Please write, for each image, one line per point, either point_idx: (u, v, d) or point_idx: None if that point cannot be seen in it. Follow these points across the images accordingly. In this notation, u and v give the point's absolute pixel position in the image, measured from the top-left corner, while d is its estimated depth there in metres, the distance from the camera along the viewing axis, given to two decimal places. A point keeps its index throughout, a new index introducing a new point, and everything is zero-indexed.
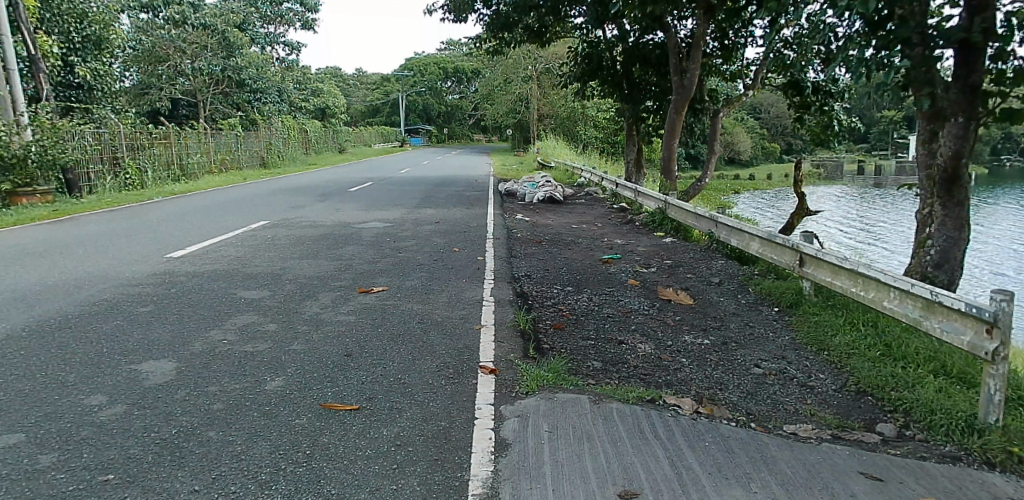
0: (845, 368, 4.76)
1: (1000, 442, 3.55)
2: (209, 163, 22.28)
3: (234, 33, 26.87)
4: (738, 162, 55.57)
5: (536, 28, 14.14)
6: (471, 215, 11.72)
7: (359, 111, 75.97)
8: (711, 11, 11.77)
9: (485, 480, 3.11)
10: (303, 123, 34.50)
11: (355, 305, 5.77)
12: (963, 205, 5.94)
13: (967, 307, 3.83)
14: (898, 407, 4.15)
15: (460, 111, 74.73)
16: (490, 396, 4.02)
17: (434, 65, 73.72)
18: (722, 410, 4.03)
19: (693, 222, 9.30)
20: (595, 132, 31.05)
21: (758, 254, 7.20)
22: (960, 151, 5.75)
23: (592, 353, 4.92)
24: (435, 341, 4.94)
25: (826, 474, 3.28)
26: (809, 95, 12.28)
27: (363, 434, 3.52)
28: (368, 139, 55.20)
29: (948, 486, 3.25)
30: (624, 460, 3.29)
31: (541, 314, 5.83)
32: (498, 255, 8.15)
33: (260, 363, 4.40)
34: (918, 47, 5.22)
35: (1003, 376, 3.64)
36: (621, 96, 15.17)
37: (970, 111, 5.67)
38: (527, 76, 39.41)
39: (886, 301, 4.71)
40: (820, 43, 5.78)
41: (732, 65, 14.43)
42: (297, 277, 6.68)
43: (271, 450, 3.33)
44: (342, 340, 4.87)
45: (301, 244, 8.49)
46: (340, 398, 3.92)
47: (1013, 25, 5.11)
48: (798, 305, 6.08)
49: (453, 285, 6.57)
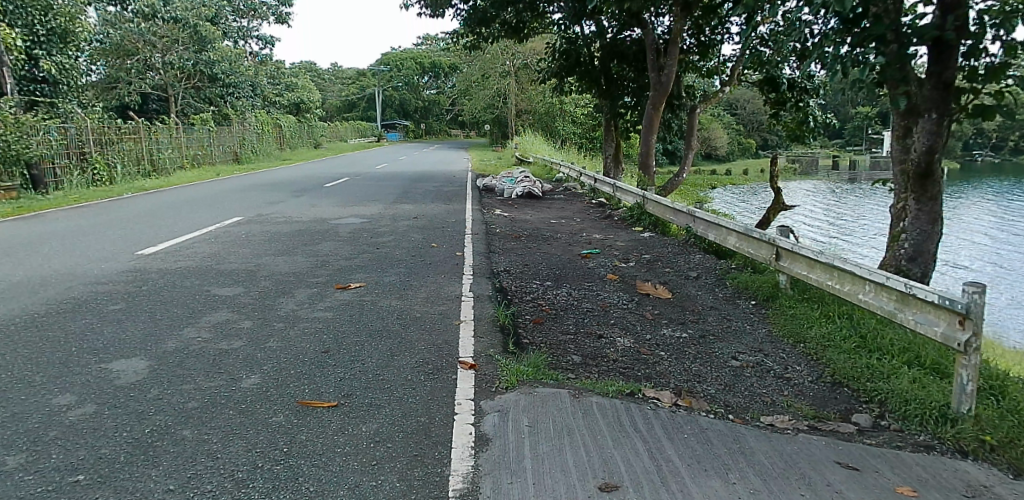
0: (820, 360, 4.81)
1: (973, 431, 3.63)
2: (180, 158, 21.92)
3: (205, 27, 26.37)
4: (715, 158, 56.05)
5: (514, 23, 14.12)
6: (449, 211, 11.64)
7: (335, 106, 75.37)
8: (688, 8, 11.74)
9: (465, 475, 3.09)
10: (278, 118, 34.05)
11: (332, 301, 5.70)
12: (936, 199, 6.08)
13: (940, 299, 3.88)
14: (873, 398, 4.20)
15: (437, 106, 74.35)
16: (470, 391, 4.00)
17: (411, 60, 73.35)
18: (700, 403, 4.06)
19: (671, 217, 9.35)
20: (573, 128, 31.34)
21: (735, 249, 7.25)
22: (933, 147, 5.87)
23: (572, 346, 4.93)
24: (414, 336, 4.90)
25: (804, 465, 3.30)
26: (785, 91, 12.33)
27: (342, 431, 3.48)
28: (344, 135, 54.60)
29: (922, 474, 3.30)
30: (604, 453, 3.29)
31: (521, 309, 5.82)
32: (476, 250, 8.10)
33: (236, 361, 4.33)
34: (893, 44, 5.29)
35: (974, 367, 3.71)
36: (599, 92, 15.24)
37: (943, 107, 5.78)
38: (505, 71, 39.32)
39: (861, 294, 4.77)
40: (796, 40, 5.81)
41: (709, 62, 14.53)
42: (272, 274, 6.60)
43: (247, 449, 3.27)
44: (317, 337, 4.79)
45: (276, 240, 8.39)
46: (317, 395, 3.87)
47: (984, 23, 5.22)
48: (774, 297, 6.13)
49: (431, 281, 6.52)
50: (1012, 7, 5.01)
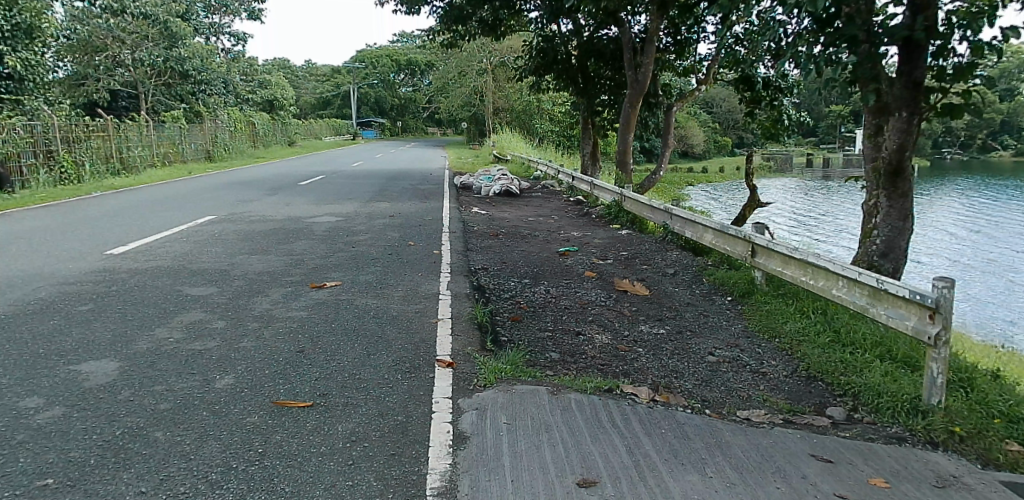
0: (796, 354, 4.87)
1: (942, 422, 3.70)
2: (151, 156, 21.57)
3: (177, 23, 25.80)
4: (692, 156, 56.50)
5: (490, 21, 14.08)
6: (425, 209, 11.59)
7: (310, 103, 74.63)
8: (664, 7, 11.80)
9: (443, 473, 3.07)
10: (251, 116, 33.60)
11: (307, 300, 5.65)
12: (907, 196, 6.19)
13: (910, 294, 3.95)
14: (846, 391, 4.26)
15: (413, 104, 74.10)
16: (447, 390, 3.98)
17: (387, 57, 72.98)
18: (678, 398, 4.08)
19: (648, 215, 9.39)
20: (550, 126, 31.39)
21: (712, 246, 7.31)
22: (903, 144, 5.98)
23: (550, 343, 4.94)
24: (391, 335, 4.87)
25: (779, 458, 3.33)
26: (760, 90, 12.42)
27: (318, 431, 3.44)
28: (319, 132, 54.11)
29: (894, 466, 3.35)
30: (582, 449, 3.29)
31: (499, 307, 5.80)
32: (454, 248, 8.07)
33: (209, 362, 4.25)
34: (864, 44, 5.36)
35: (944, 359, 3.78)
36: (577, 90, 15.29)
37: (913, 106, 5.88)
38: (482, 69, 39.23)
39: (834, 289, 4.83)
40: (770, 39, 5.85)
41: (685, 61, 14.64)
42: (246, 273, 6.51)
43: (221, 449, 3.22)
44: (293, 337, 4.74)
45: (250, 238, 8.28)
46: (292, 395, 3.82)
47: (953, 24, 5.32)
48: (750, 294, 6.20)
49: (409, 279, 6.49)
50: (979, 7, 5.12)
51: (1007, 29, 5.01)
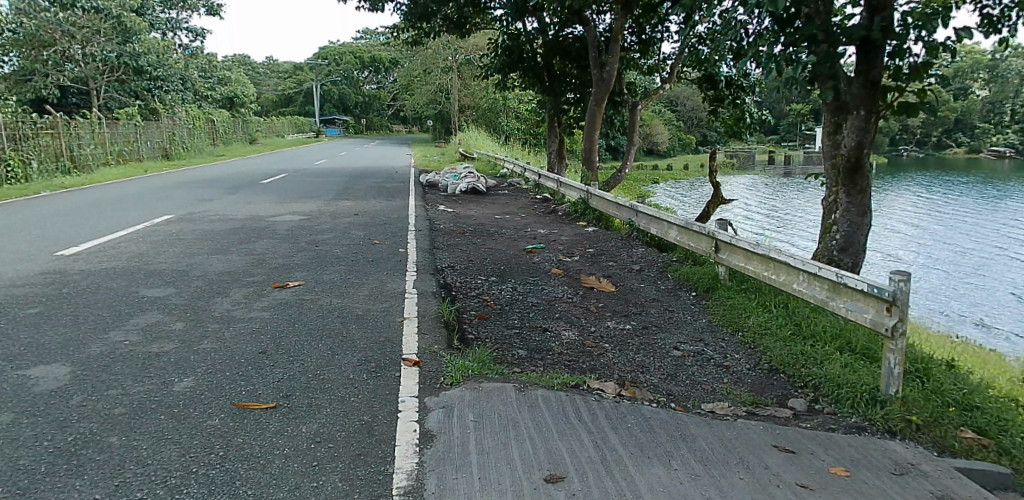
0: (758, 348, 4.95)
1: (900, 412, 3.81)
2: (104, 154, 21.01)
3: (130, 18, 25.32)
4: (657, 153, 57.08)
5: (455, 19, 14.05)
6: (391, 208, 11.49)
7: (271, 100, 73.28)
8: (628, 7, 11.94)
9: (410, 472, 3.04)
10: (209, 113, 32.92)
11: (269, 300, 5.55)
12: (865, 192, 6.34)
13: (869, 287, 4.04)
14: (807, 382, 4.34)
15: (378, 101, 73.62)
16: (414, 389, 3.94)
17: (350, 55, 72.39)
18: (643, 392, 4.11)
19: (614, 212, 9.46)
20: (516, 124, 31.49)
21: (677, 242, 7.39)
22: (862, 142, 6.12)
23: (517, 341, 4.93)
24: (357, 335, 4.81)
25: (742, 449, 3.38)
26: (723, 88, 12.61)
27: (281, 433, 3.37)
28: (281, 130, 53.37)
29: (854, 455, 3.42)
30: (549, 445, 3.29)
31: (465, 305, 5.78)
32: (420, 247, 8.02)
33: (166, 364, 4.15)
34: (823, 44, 5.47)
35: (901, 351, 3.88)
36: (542, 88, 15.31)
37: (871, 104, 6.02)
38: (447, 67, 39.03)
39: (795, 283, 4.92)
40: (732, 39, 5.92)
41: (650, 60, 14.76)
42: (206, 273, 6.37)
43: (180, 453, 3.14)
44: (254, 337, 4.65)
45: (210, 238, 8.11)
46: (254, 397, 3.75)
47: (909, 25, 5.47)
48: (713, 289, 6.28)
49: (374, 278, 6.42)
50: (933, 8, 5.27)
51: (960, 30, 5.16)
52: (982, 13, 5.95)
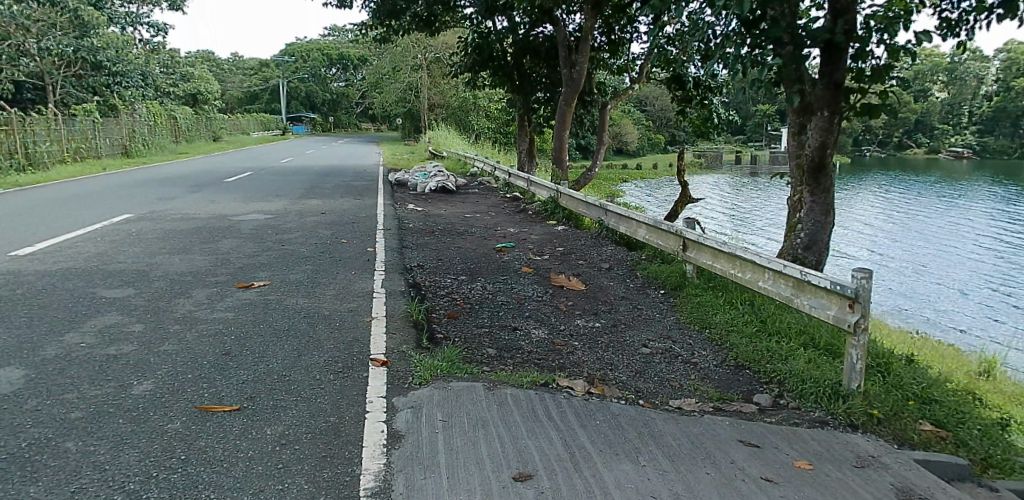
0: (724, 344, 5.01)
1: (861, 406, 3.89)
2: (60, 152, 20.47)
3: (87, 11, 24.54)
4: (626, 152, 57.49)
5: (425, 16, 13.97)
6: (359, 206, 11.38)
7: (235, 97, 71.96)
8: (597, 7, 12.00)
9: (378, 473, 3.01)
10: (172, 109, 32.22)
11: (233, 301, 5.45)
12: (829, 192, 6.47)
13: (832, 285, 4.12)
14: (773, 378, 4.41)
15: (346, 99, 72.96)
16: (382, 389, 3.91)
17: (317, 52, 71.62)
18: (612, 390, 4.13)
19: (584, 211, 9.50)
20: (487, 123, 31.46)
21: (645, 241, 7.45)
22: (825, 143, 6.24)
23: (486, 340, 4.91)
24: (324, 335, 4.75)
25: (709, 445, 3.42)
26: (691, 89, 12.73)
27: (245, 435, 3.31)
28: (247, 128, 52.52)
29: (818, 448, 3.48)
30: (518, 443, 3.29)
31: (435, 304, 5.75)
32: (389, 246, 7.96)
33: (125, 367, 4.05)
34: (788, 46, 5.55)
35: (863, 347, 3.96)
36: (513, 87, 15.32)
37: (834, 106, 6.13)
38: (417, 65, 38.77)
39: (761, 281, 5.00)
40: (700, 40, 5.97)
41: (619, 59, 14.86)
42: (168, 274, 6.23)
43: (140, 458, 3.06)
44: (217, 338, 4.57)
45: (172, 238, 7.94)
46: (217, 399, 3.67)
47: (871, 27, 5.58)
48: (681, 287, 6.35)
49: (342, 277, 6.36)
50: (895, 12, 5.38)
51: (920, 33, 5.29)
52: (940, 17, 6.11)
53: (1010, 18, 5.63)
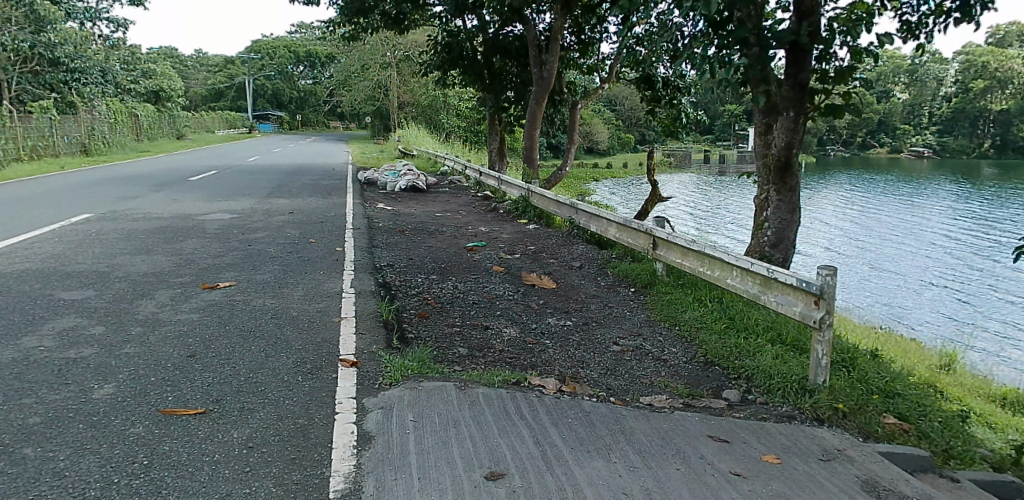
0: (694, 341, 5.06)
1: (827, 401, 3.97)
2: (16, 150, 19.90)
3: (44, 6, 23.75)
4: (596, 151, 57.84)
5: (394, 14, 13.87)
6: (327, 205, 11.24)
7: (199, 95, 70.61)
8: (567, 6, 12.05)
9: (347, 475, 2.97)
10: (133, 107, 31.47)
11: (198, 302, 5.34)
12: (794, 191, 6.59)
13: (798, 282, 4.18)
14: (741, 374, 4.46)
15: (313, 97, 72.15)
16: (352, 389, 3.86)
17: (284, 49, 70.67)
18: (584, 388, 4.14)
19: (555, 209, 9.52)
20: (457, 121, 31.38)
21: (616, 239, 7.48)
22: (791, 142, 6.35)
23: (457, 339, 4.89)
24: (292, 337, 4.67)
25: (679, 441, 3.44)
26: (660, 88, 12.82)
27: (211, 439, 3.24)
28: (212, 126, 51.58)
29: (785, 442, 3.54)
30: (490, 443, 3.27)
31: (405, 304, 5.70)
32: (358, 245, 7.88)
33: (86, 370, 3.93)
34: (754, 47, 5.62)
35: (828, 342, 4.04)
36: (483, 86, 15.29)
37: (800, 106, 6.24)
38: (386, 63, 38.51)
39: (729, 279, 5.06)
40: (668, 40, 6.01)
41: (589, 59, 14.95)
42: (129, 275, 6.08)
43: (101, 463, 2.97)
44: (182, 340, 4.47)
45: (133, 238, 7.75)
46: (182, 403, 3.59)
47: (834, 30, 5.67)
48: (651, 284, 6.41)
49: (310, 277, 6.27)
50: (858, 15, 5.49)
51: (882, 36, 5.40)
52: (901, 20, 6.26)
53: (968, 22, 5.79)
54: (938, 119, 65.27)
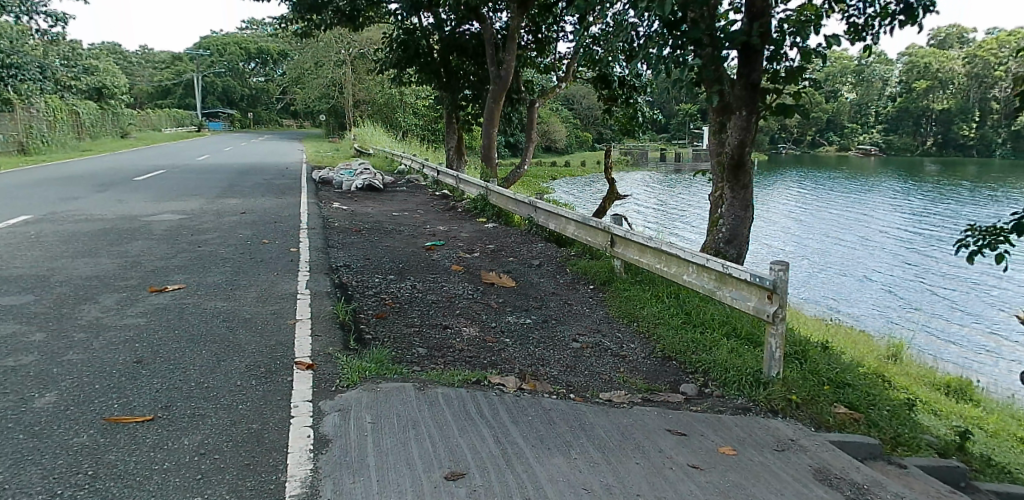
0: (652, 337, 5.12)
1: (781, 392, 4.06)
2: None
3: None
4: (555, 150, 58.06)
5: (348, 11, 13.67)
6: (282, 205, 11.03)
7: (146, 92, 68.42)
8: (524, 5, 12.05)
9: (304, 479, 2.90)
10: (74, 105, 30.36)
11: (145, 306, 5.16)
12: (747, 188, 6.75)
13: (752, 277, 4.26)
14: (698, 368, 4.53)
15: (266, 95, 70.59)
16: (308, 392, 3.78)
17: (234, 45, 68.95)
18: (544, 385, 4.14)
19: (514, 208, 9.52)
20: (414, 120, 31.12)
21: (574, 237, 7.52)
22: (744, 141, 6.49)
23: (416, 339, 4.84)
24: (244, 340, 4.55)
25: (638, 436, 3.46)
26: (616, 88, 12.92)
27: (160, 447, 3.13)
28: (158, 124, 50.00)
29: (741, 434, 3.60)
30: (450, 443, 3.24)
31: (363, 304, 5.61)
32: (313, 245, 7.74)
33: (24, 379, 3.76)
34: (708, 47, 5.68)
35: (782, 335, 4.13)
36: (439, 84, 15.19)
37: (752, 106, 6.38)
38: (340, 61, 37.96)
39: (686, 274, 5.13)
40: (623, 40, 6.04)
41: (546, 59, 14.98)
42: (72, 278, 5.84)
43: (43, 476, 2.84)
44: (128, 346, 4.32)
45: (75, 240, 7.46)
46: (128, 410, 3.46)
47: (784, 31, 5.78)
48: (610, 281, 6.46)
49: (263, 279, 6.13)
50: (806, 17, 5.61)
51: (830, 37, 5.53)
52: (848, 22, 6.43)
53: (911, 24, 5.97)
54: (884, 118, 67.51)
